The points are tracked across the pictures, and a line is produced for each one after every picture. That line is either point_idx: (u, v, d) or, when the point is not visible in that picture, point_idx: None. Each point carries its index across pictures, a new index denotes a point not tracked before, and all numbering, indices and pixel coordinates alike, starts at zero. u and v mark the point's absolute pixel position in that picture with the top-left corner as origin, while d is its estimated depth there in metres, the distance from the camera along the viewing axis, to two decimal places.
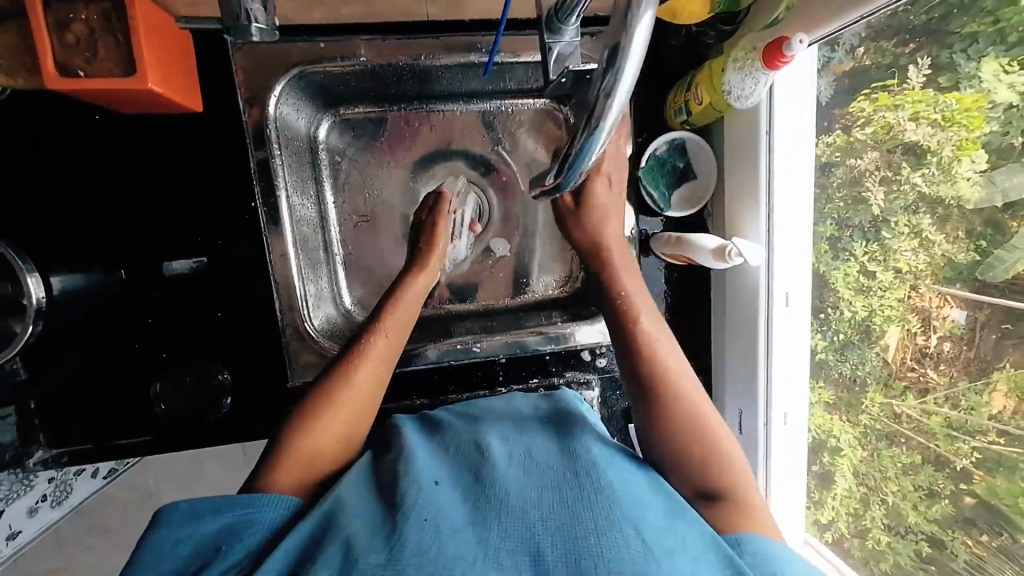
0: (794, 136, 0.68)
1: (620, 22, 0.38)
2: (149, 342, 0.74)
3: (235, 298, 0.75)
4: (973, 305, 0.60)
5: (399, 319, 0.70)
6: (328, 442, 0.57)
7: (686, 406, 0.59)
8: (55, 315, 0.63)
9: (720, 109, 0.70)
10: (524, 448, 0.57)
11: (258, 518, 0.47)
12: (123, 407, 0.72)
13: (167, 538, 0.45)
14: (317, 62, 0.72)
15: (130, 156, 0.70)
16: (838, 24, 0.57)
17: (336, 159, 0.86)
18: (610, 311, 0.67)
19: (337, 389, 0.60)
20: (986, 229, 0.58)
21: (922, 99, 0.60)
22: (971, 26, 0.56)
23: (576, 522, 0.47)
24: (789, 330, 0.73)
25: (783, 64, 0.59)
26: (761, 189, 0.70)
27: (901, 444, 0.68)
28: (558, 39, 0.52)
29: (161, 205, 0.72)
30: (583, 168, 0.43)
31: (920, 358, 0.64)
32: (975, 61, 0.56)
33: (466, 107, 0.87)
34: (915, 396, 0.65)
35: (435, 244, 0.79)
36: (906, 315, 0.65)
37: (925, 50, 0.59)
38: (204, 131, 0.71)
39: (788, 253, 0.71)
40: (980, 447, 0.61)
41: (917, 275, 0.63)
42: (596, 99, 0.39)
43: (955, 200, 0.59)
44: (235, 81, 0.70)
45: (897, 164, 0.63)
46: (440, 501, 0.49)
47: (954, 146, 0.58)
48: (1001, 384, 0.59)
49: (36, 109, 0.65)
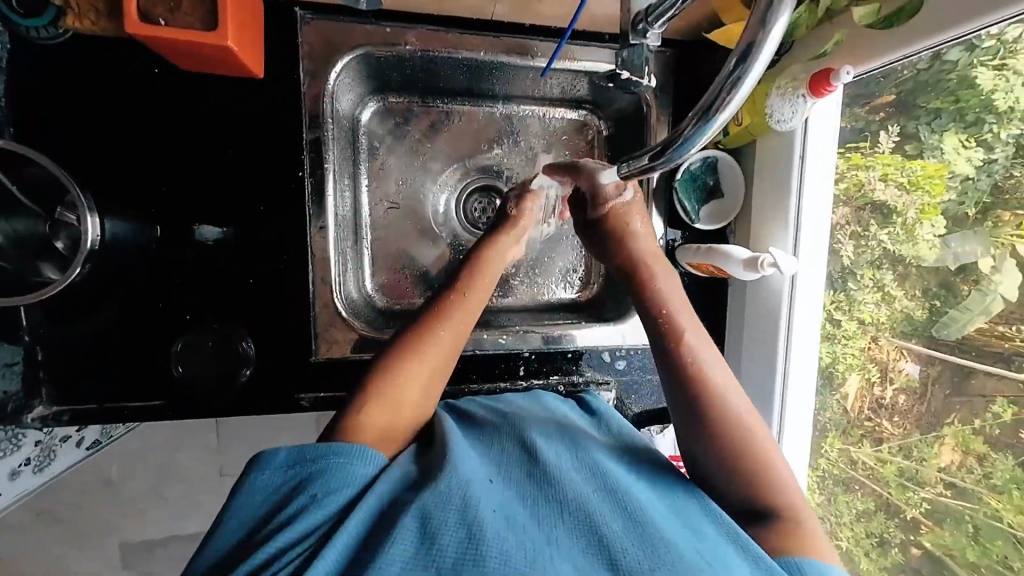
0: (824, 162, 0.78)
1: (757, 22, 0.42)
2: (173, 303, 0.77)
3: (266, 265, 0.78)
4: (926, 359, 0.79)
5: (475, 288, 0.72)
6: (407, 398, 0.61)
7: (735, 422, 0.59)
8: (103, 258, 0.68)
9: (756, 130, 0.80)
10: (569, 447, 0.61)
11: (349, 470, 0.51)
12: (141, 366, 0.76)
13: (270, 479, 0.50)
14: (380, 46, 0.77)
15: (166, 127, 0.75)
16: (884, 61, 0.66)
17: (374, 145, 0.88)
18: (651, 322, 0.68)
19: (416, 348, 0.64)
20: (941, 290, 0.76)
21: (892, 163, 0.79)
22: (935, 102, 0.72)
23: (638, 520, 0.50)
24: (803, 350, 0.84)
25: (827, 92, 0.68)
26: (791, 221, 0.80)
27: (854, 489, 0.88)
28: (642, 40, 0.60)
29: (199, 171, 0.76)
30: (689, 151, 0.50)
31: (877, 409, 0.84)
32: (939, 133, 0.73)
33: (506, 108, 0.90)
34: (871, 444, 0.85)
35: (520, 218, 0.82)
36: (866, 364, 0.85)
37: (894, 120, 0.78)
38: (253, 101, 0.76)
39: (814, 271, 0.81)
40: (930, 498, 0.79)
41: (878, 326, 0.83)
42: (722, 90, 0.45)
43: (914, 258, 0.78)
44: (300, 53, 0.75)
45: (867, 222, 0.82)
46: (504, 497, 0.51)
47: (918, 210, 0.77)
48: (949, 438, 0.76)
49: (64, 80, 0.71)
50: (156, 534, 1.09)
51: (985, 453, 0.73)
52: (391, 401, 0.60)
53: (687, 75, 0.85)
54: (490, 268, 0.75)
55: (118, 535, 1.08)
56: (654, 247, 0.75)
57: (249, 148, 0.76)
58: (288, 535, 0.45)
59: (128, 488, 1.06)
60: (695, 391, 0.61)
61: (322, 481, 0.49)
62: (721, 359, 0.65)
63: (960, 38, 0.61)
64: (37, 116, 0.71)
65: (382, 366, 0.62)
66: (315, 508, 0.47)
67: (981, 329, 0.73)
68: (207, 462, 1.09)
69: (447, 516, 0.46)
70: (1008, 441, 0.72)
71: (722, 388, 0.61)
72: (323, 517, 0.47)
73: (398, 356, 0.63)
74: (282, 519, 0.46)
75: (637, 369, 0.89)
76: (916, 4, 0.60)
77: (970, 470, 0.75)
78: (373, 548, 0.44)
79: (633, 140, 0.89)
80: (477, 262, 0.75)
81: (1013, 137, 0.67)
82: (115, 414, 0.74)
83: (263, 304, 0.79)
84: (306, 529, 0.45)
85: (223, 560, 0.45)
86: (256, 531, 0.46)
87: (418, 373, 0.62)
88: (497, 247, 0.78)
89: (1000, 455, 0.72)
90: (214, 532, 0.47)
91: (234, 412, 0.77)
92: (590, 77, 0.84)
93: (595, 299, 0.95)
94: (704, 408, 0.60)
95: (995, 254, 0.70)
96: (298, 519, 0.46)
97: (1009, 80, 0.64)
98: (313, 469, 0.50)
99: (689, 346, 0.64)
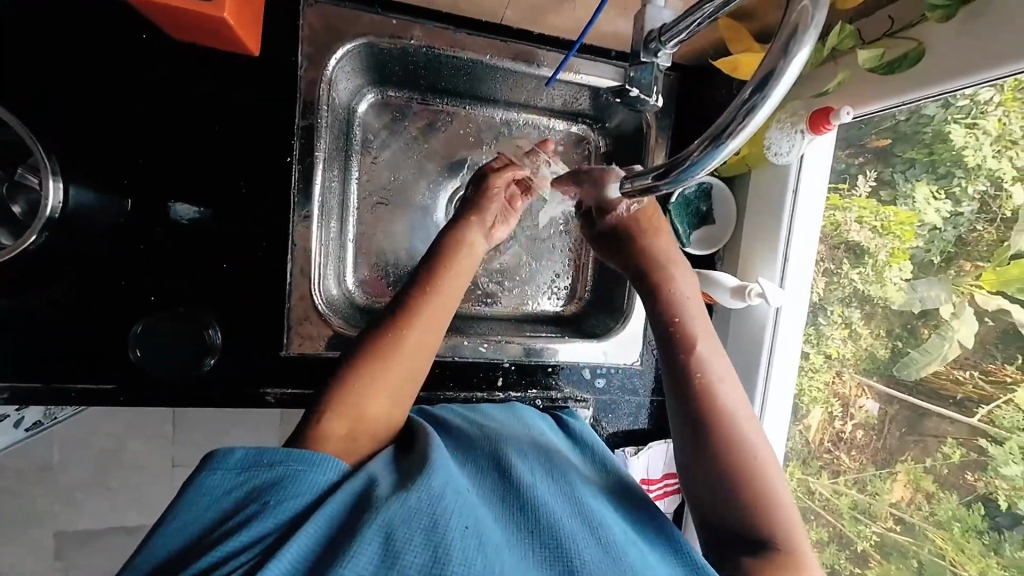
0: (811, 199, 0.81)
1: (779, 50, 0.42)
2: (138, 281, 0.73)
3: (243, 250, 0.75)
4: (885, 399, 0.81)
5: (444, 285, 0.65)
6: (377, 404, 0.58)
7: (740, 444, 0.58)
8: (66, 227, 0.64)
9: (753, 161, 0.82)
10: (546, 470, 0.60)
11: (310, 478, 0.47)
12: (97, 346, 0.71)
13: (221, 481, 0.46)
14: (384, 37, 0.75)
15: (151, 99, 0.71)
16: (883, 105, 0.68)
17: (368, 137, 0.85)
18: (662, 332, 0.65)
19: (382, 350, 0.59)
20: (904, 333, 0.78)
21: (867, 207, 0.81)
22: (911, 153, 0.75)
23: (612, 552, 0.49)
24: (780, 384, 0.86)
25: (826, 129, 0.71)
26: (778, 257, 0.83)
27: (810, 520, 0.90)
28: (653, 59, 0.60)
29: (181, 148, 0.73)
30: (694, 175, 0.50)
31: (836, 442, 0.86)
32: (912, 183, 0.76)
33: (507, 115, 0.89)
34: (828, 475, 0.87)
35: (484, 204, 0.73)
36: (829, 398, 0.86)
37: (872, 165, 0.80)
38: (247, 79, 0.73)
39: (794, 306, 0.84)
40: (880, 532, 0.82)
41: (843, 362, 0.85)
42: (737, 116, 0.44)
43: (882, 300, 0.81)
44: (300, 35, 0.72)
45: (840, 260, 0.85)
46: (478, 513, 0.50)
47: (888, 252, 0.79)
48: (901, 475, 0.79)
49: (44, 36, 0.67)
50: (92, 525, 1.02)
51: (933, 492, 0.76)
52: (357, 408, 0.56)
53: (691, 102, 0.86)
54: (458, 263, 0.68)
55: (52, 526, 1.01)
56: (675, 250, 0.70)
57: (238, 128, 0.74)
58: (235, 541, 0.42)
59: (69, 473, 1.00)
60: (701, 407, 0.60)
61: (278, 488, 0.46)
62: (734, 379, 0.62)
63: (941, 95, 0.65)
64: (32, 93, 0.67)
65: (348, 370, 0.58)
66: (269, 514, 0.44)
67: (937, 372, 0.76)
68: (157, 451, 1.03)
69: (413, 533, 0.44)
70: (954, 481, 0.74)
71: (730, 408, 0.60)
72: (276, 523, 0.44)
73: (364, 362, 0.59)
74: (232, 525, 0.43)
75: (617, 388, 0.89)
76: (919, 53, 0.62)
77: (919, 508, 0.77)
78: (332, 555, 0.42)
79: (631, 158, 0.89)
80: (439, 258, 0.67)
81: (978, 193, 0.70)
82: (62, 396, 0.70)
83: (236, 290, 0.75)
84: (257, 534, 0.42)
85: (163, 565, 0.41)
86: (204, 533, 0.43)
87: (386, 379, 0.59)
88: (465, 241, 0.70)
89: (946, 494, 0.74)
90: (153, 535, 0.43)
91: (193, 401, 0.73)
92: (593, 91, 0.84)
93: (580, 314, 0.95)
94: (709, 427, 0.59)
95: (956, 301, 0.73)
96: (249, 526, 0.43)
97: (979, 138, 0.68)
98: (269, 475, 0.47)
99: (699, 361, 0.62)
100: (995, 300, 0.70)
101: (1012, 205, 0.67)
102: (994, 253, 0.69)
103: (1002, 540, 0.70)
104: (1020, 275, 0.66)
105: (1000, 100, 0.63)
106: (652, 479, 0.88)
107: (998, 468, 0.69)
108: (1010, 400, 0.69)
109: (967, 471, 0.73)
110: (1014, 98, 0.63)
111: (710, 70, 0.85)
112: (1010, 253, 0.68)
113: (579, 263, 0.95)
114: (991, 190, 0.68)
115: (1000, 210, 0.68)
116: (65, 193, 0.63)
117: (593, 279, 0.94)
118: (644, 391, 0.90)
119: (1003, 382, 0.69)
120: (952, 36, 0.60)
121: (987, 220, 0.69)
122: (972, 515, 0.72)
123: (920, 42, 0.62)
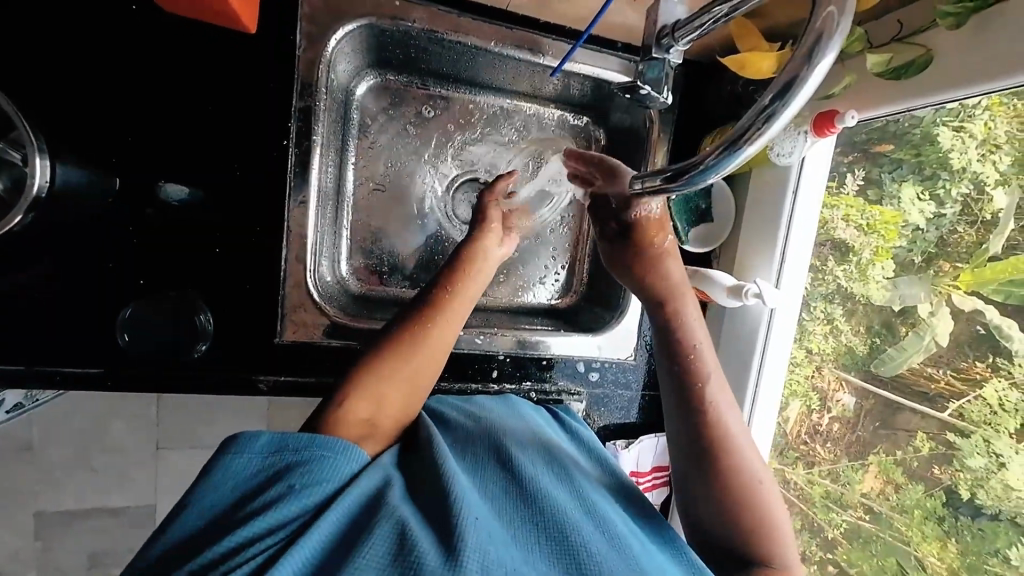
0: (810, 202, 0.82)
1: (803, 55, 0.41)
2: (126, 265, 0.71)
3: (234, 234, 0.74)
4: (862, 393, 0.84)
5: (466, 290, 0.67)
6: (391, 400, 0.58)
7: (742, 467, 0.59)
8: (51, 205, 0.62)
9: (754, 163, 0.83)
10: (552, 468, 0.60)
11: (334, 464, 0.48)
12: (82, 329, 0.70)
13: (247, 463, 0.47)
14: (387, 19, 0.73)
15: (135, 74, 0.68)
16: (887, 109, 0.69)
17: (366, 121, 0.84)
18: (668, 348, 0.65)
19: (404, 348, 0.60)
20: (882, 329, 0.81)
21: (854, 205, 0.82)
22: (901, 154, 0.76)
23: (620, 546, 0.50)
24: (770, 382, 0.87)
25: (831, 132, 0.72)
26: (774, 258, 0.84)
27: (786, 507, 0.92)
28: (665, 55, 0.60)
29: (169, 126, 0.70)
30: (704, 179, 0.50)
31: (812, 433, 0.89)
32: (897, 184, 0.78)
33: (512, 104, 0.88)
34: (804, 465, 0.90)
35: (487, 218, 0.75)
36: (808, 394, 0.88)
37: (860, 164, 0.81)
38: (240, 57, 0.70)
39: (786, 310, 0.84)
40: (847, 518, 0.85)
41: (823, 357, 0.87)
42: (754, 121, 0.44)
43: (864, 297, 0.82)
44: (299, 14, 0.70)
45: (825, 258, 0.86)
46: (484, 511, 0.50)
47: (871, 250, 0.81)
48: (873, 467, 0.82)
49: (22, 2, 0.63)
50: (73, 508, 1.01)
51: (901, 483, 0.79)
52: (380, 394, 0.58)
53: (692, 96, 0.87)
54: (476, 266, 0.70)
55: (30, 507, 0.99)
56: (682, 276, 0.69)
57: (231, 106, 0.71)
58: (261, 523, 0.42)
59: (52, 456, 0.98)
60: (705, 424, 0.61)
61: (302, 472, 0.46)
62: (730, 396, 0.63)
63: (937, 105, 0.66)
64: (11, 72, 0.64)
65: (369, 364, 0.59)
66: (293, 498, 0.44)
67: (913, 369, 0.78)
68: (141, 434, 1.02)
69: (422, 532, 0.44)
70: (921, 473, 0.77)
71: (730, 428, 0.61)
72: (303, 506, 0.44)
73: (385, 357, 0.59)
74: (258, 505, 0.43)
75: (610, 382, 0.90)
76: (926, 59, 0.63)
77: (887, 497, 0.80)
78: (345, 551, 0.42)
79: (632, 154, 0.89)
80: (458, 265, 0.69)
81: (961, 196, 0.72)
82: (45, 380, 0.68)
83: (227, 274, 0.74)
84: (285, 516, 0.43)
85: (187, 542, 0.41)
86: (230, 512, 0.43)
87: (407, 372, 0.60)
88: (479, 250, 0.72)
89: (913, 485, 0.78)
90: (176, 515, 0.43)
91: (182, 387, 0.72)
92: (597, 82, 0.83)
93: (574, 306, 0.95)
94: (708, 440, 0.60)
95: (934, 300, 0.75)
96: (277, 507, 0.43)
97: (965, 141, 0.69)
98: (297, 459, 0.47)
99: (705, 382, 0.62)
100: (970, 301, 0.72)
101: (992, 208, 0.69)
102: (973, 255, 0.71)
103: (961, 528, 0.73)
104: (993, 278, 0.69)
105: (988, 105, 0.64)
106: (641, 471, 0.90)
107: (963, 460, 0.72)
108: (978, 395, 0.71)
109: (934, 464, 0.76)
110: (1000, 102, 0.63)
111: (714, 65, 0.85)
112: (988, 255, 0.70)
113: (576, 255, 0.95)
114: (973, 193, 0.71)
115: (981, 212, 0.70)
116: (53, 172, 0.61)
117: (590, 271, 0.94)
118: (636, 386, 0.91)
119: (972, 379, 0.72)
120: (959, 44, 0.60)
121: (968, 221, 0.72)
122: (935, 503, 0.75)
123: (929, 48, 0.63)
